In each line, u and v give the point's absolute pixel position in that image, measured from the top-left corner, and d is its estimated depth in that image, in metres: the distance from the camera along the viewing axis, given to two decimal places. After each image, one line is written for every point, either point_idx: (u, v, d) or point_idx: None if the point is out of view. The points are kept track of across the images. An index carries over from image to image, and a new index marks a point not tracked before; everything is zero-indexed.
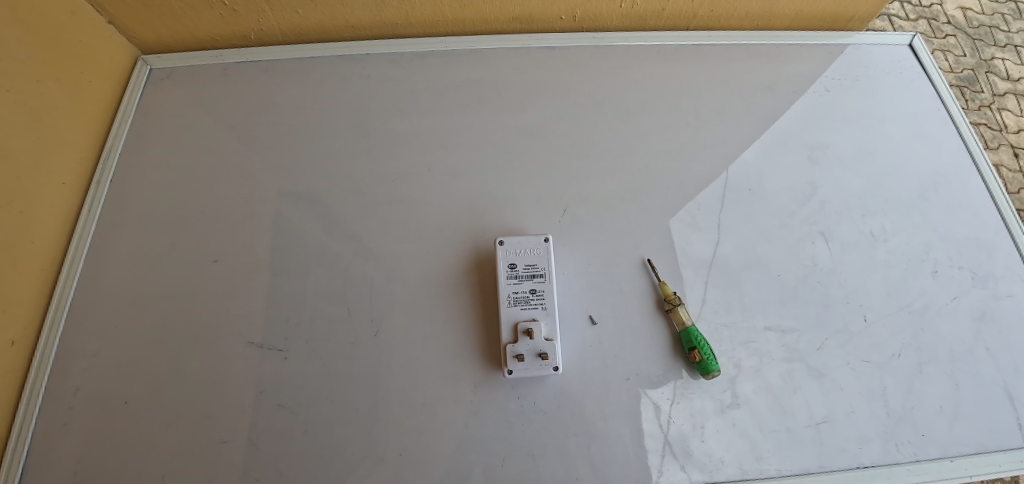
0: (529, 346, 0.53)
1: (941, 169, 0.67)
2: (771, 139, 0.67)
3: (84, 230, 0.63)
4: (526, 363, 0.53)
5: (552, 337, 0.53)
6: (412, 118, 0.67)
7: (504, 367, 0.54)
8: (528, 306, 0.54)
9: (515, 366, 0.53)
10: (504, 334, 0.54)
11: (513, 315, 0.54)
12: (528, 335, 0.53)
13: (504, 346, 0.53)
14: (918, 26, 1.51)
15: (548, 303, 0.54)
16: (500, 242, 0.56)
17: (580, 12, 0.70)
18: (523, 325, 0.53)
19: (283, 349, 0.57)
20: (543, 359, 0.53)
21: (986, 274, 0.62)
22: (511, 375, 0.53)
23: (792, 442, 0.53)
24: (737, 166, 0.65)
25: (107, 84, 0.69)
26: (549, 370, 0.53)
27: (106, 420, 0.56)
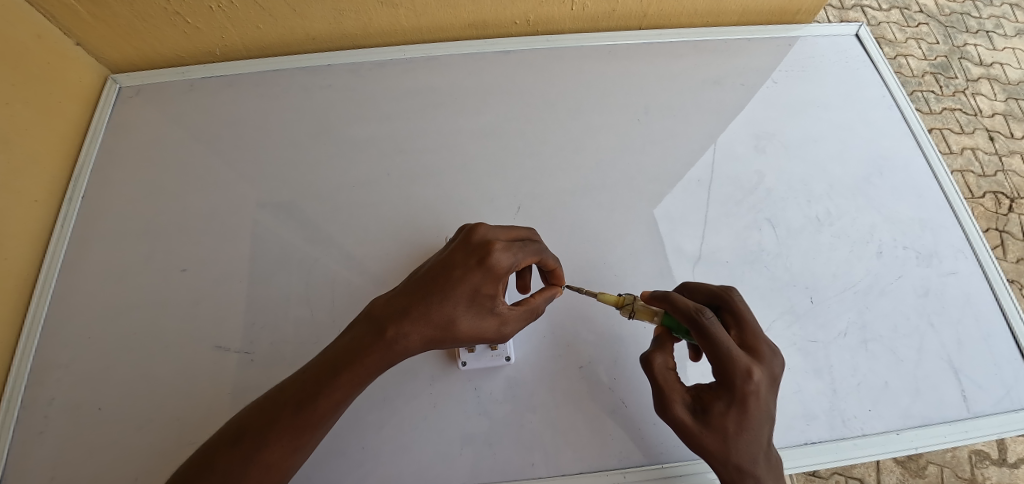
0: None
1: (886, 153, 0.70)
2: (733, 130, 0.69)
3: (57, 247, 0.65)
4: (478, 354, 0.55)
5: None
6: (372, 124, 0.69)
7: (457, 359, 0.55)
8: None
9: (467, 357, 0.55)
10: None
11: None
12: None
13: None
14: (891, 16, 1.54)
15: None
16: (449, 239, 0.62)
17: (532, 15, 0.73)
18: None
19: (248, 351, 0.59)
20: (494, 349, 0.55)
21: (930, 252, 0.64)
22: (465, 367, 0.55)
23: None
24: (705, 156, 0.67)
25: (77, 104, 0.72)
26: (501, 360, 0.55)
27: (78, 428, 0.57)
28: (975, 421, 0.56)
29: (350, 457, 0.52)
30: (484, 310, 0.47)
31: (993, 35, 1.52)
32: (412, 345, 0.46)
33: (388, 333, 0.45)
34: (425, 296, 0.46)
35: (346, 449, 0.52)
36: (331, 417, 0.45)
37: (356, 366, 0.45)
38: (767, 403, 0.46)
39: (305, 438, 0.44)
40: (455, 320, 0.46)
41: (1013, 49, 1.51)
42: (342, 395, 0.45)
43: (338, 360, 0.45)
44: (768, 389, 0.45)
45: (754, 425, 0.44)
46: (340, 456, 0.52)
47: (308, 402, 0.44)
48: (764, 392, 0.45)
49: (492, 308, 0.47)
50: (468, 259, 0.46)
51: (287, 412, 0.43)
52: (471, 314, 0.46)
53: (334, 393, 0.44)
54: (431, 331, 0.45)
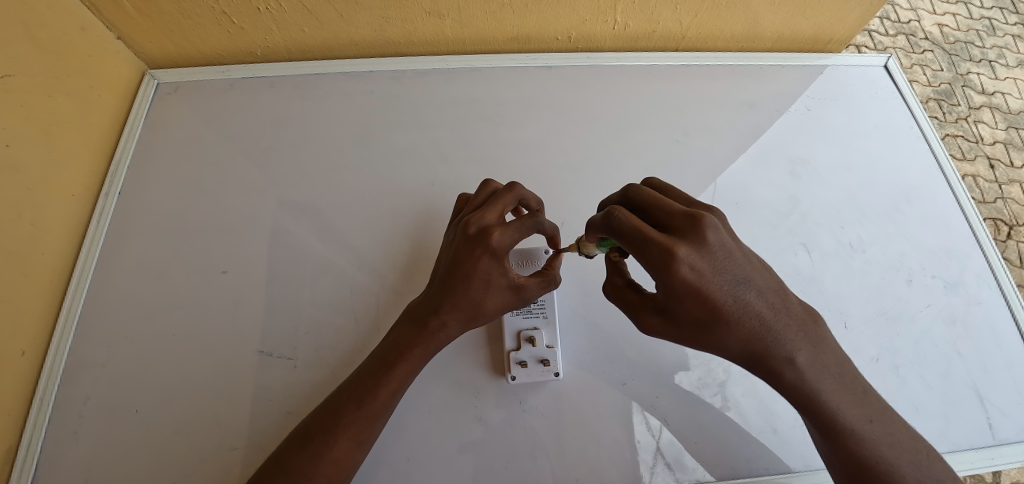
0: (531, 353, 0.56)
1: (915, 183, 0.72)
2: (755, 153, 0.71)
3: (93, 243, 0.65)
4: (528, 369, 0.56)
5: (552, 344, 0.57)
6: (415, 132, 0.70)
7: (506, 373, 0.56)
8: (529, 315, 0.58)
9: (517, 372, 0.56)
10: (507, 342, 0.57)
11: (516, 323, 0.57)
12: (529, 343, 0.57)
13: (506, 353, 0.56)
14: (897, 42, 1.57)
15: (547, 312, 0.58)
16: None
17: (575, 32, 0.75)
18: (525, 333, 0.57)
19: (290, 357, 0.59)
20: (545, 365, 0.56)
21: (957, 281, 0.65)
22: (514, 381, 0.56)
23: (778, 442, 0.56)
24: (722, 179, 0.69)
25: (115, 99, 0.71)
26: (551, 375, 0.56)
27: (115, 429, 0.56)
28: (1000, 448, 0.58)
29: (396, 467, 0.53)
30: (501, 289, 0.49)
31: (996, 65, 1.56)
32: (454, 330, 0.49)
33: (428, 327, 0.49)
34: (444, 291, 0.49)
35: (391, 458, 0.53)
36: (390, 407, 0.48)
37: (407, 357, 0.49)
38: (724, 274, 0.42)
39: (366, 431, 0.47)
40: (480, 301, 0.49)
41: (1015, 79, 1.54)
42: (398, 383, 0.48)
43: (385, 360, 0.49)
44: (708, 257, 0.41)
45: (721, 305, 0.42)
46: (386, 465, 0.53)
47: (366, 396, 0.47)
48: (705, 263, 0.41)
49: (509, 283, 0.49)
50: (468, 248, 0.48)
51: (349, 406, 0.47)
52: (491, 294, 0.49)
53: (389, 381, 0.48)
54: (465, 319, 0.49)
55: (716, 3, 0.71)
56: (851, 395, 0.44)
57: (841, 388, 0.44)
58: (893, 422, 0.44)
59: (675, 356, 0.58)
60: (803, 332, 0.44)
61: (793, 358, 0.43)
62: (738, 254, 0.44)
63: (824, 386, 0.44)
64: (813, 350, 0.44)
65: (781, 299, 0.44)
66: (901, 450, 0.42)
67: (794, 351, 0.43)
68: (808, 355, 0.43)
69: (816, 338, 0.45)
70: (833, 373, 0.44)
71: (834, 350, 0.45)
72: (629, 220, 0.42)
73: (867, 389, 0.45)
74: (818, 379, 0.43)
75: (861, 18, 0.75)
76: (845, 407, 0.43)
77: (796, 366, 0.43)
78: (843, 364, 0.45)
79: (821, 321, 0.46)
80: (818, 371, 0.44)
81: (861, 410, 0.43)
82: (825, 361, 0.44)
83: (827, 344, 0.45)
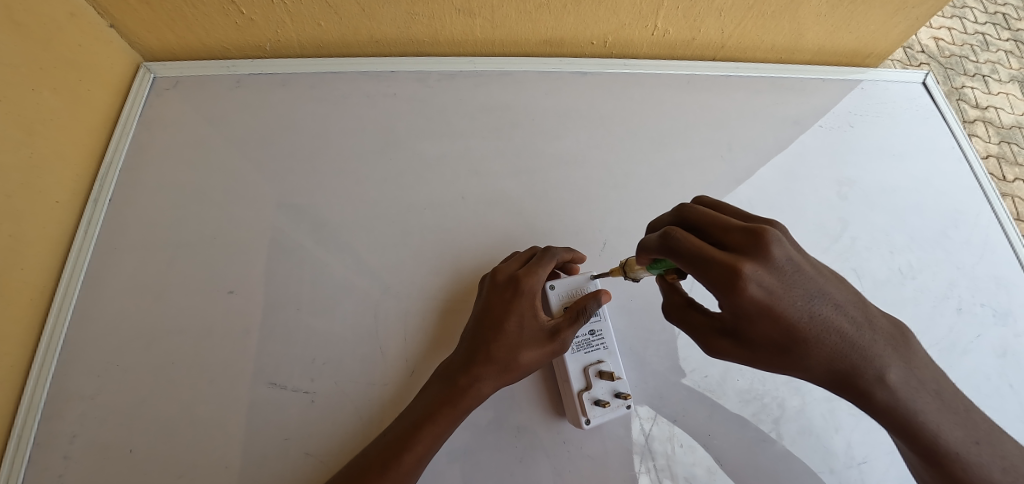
0: (605, 388, 0.51)
1: (961, 208, 0.70)
2: (778, 163, 0.68)
3: (80, 257, 0.58)
4: (604, 408, 0.51)
5: (621, 376, 0.52)
6: (444, 142, 0.65)
7: (580, 417, 0.50)
8: (591, 349, 0.52)
9: (593, 413, 0.50)
10: (575, 381, 0.51)
11: (580, 359, 0.51)
12: (599, 380, 0.51)
13: (578, 395, 0.50)
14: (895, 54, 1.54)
15: (608, 342, 0.53)
16: (551, 286, 0.53)
17: (611, 37, 0.70)
18: (592, 368, 0.51)
19: (309, 391, 0.54)
20: (620, 400, 0.51)
21: (1005, 310, 0.64)
22: (591, 424, 0.50)
23: (836, 482, 0.53)
24: (741, 189, 0.66)
25: (107, 93, 0.63)
26: (626, 409, 0.52)
27: (109, 472, 0.50)
28: None
29: None
30: (534, 334, 0.48)
31: (988, 80, 1.55)
32: (489, 384, 0.48)
33: (461, 383, 0.48)
34: (473, 345, 0.49)
35: None
36: (417, 472, 0.46)
37: (437, 418, 0.47)
38: (801, 293, 0.37)
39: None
40: (513, 348, 0.48)
41: (1007, 94, 1.54)
42: (425, 447, 0.46)
43: (412, 422, 0.47)
44: (782, 275, 0.36)
45: (801, 327, 0.37)
46: None
47: (391, 461, 0.45)
48: (780, 282, 0.36)
49: (541, 326, 0.49)
50: (492, 299, 0.51)
51: (372, 472, 0.44)
52: (524, 340, 0.48)
53: (415, 446, 0.45)
54: (501, 369, 0.47)
55: (763, 11, 0.68)
56: (950, 414, 0.39)
57: (941, 408, 0.39)
58: (998, 440, 0.39)
59: (727, 392, 0.55)
60: (892, 345, 0.39)
61: (885, 378, 0.38)
62: (811, 266, 0.38)
63: (922, 405, 0.38)
64: (906, 367, 0.39)
65: (863, 311, 0.39)
66: (1011, 470, 0.38)
67: (886, 369, 0.38)
68: (902, 372, 0.38)
69: (908, 352, 0.39)
70: (930, 390, 0.39)
71: (929, 364, 0.40)
72: (689, 240, 0.37)
73: (966, 404, 0.40)
74: (914, 399, 0.38)
75: (906, 32, 0.73)
76: (947, 428, 0.38)
77: (891, 387, 0.38)
78: (940, 379, 0.39)
79: (908, 331, 0.40)
80: (915, 390, 0.38)
81: (964, 430, 0.38)
82: (921, 379, 0.39)
83: (920, 358, 0.39)
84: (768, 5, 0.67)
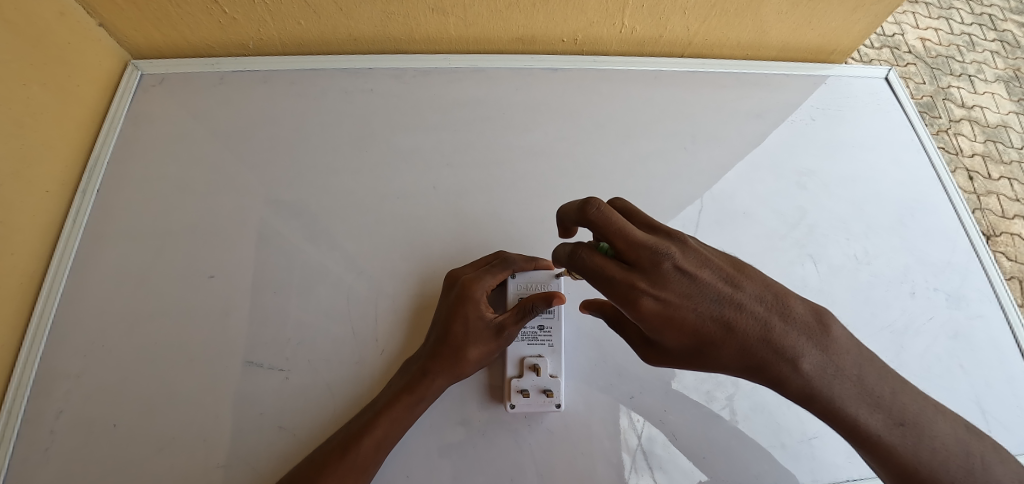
0: (535, 382, 0.55)
1: (919, 197, 0.72)
2: (748, 160, 0.71)
3: (68, 244, 0.60)
4: (529, 399, 0.54)
5: (556, 374, 0.55)
6: (419, 135, 0.68)
7: (506, 400, 0.55)
8: (534, 342, 0.56)
9: (517, 401, 0.54)
10: (510, 368, 0.55)
11: (519, 349, 0.56)
12: (533, 371, 0.55)
13: (508, 380, 0.55)
14: (880, 54, 1.57)
15: (554, 339, 0.56)
16: (511, 275, 0.56)
17: (581, 35, 0.73)
18: (529, 360, 0.55)
19: (283, 369, 0.56)
20: (547, 396, 0.55)
21: (959, 295, 0.66)
22: (513, 409, 0.54)
23: (786, 456, 0.56)
24: (718, 187, 0.69)
25: (96, 89, 0.66)
26: (551, 406, 0.55)
27: (92, 445, 0.53)
28: None
29: None
30: (479, 331, 0.52)
31: (975, 79, 1.56)
32: (439, 380, 0.51)
33: (415, 378, 0.52)
34: (427, 346, 0.54)
35: (390, 476, 0.52)
36: (378, 456, 0.49)
37: (394, 405, 0.50)
38: (702, 298, 0.40)
39: (356, 478, 0.47)
40: (460, 347, 0.52)
41: (993, 94, 1.54)
42: (383, 432, 0.49)
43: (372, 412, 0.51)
44: (679, 283, 0.39)
45: (708, 329, 0.40)
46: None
47: (351, 443, 0.48)
48: (678, 292, 0.39)
49: (487, 323, 0.52)
50: (444, 304, 0.55)
51: (335, 455, 0.48)
52: (470, 338, 0.52)
53: (374, 429, 0.49)
54: (449, 365, 0.51)
55: (726, 9, 0.70)
56: (872, 398, 0.39)
57: (863, 393, 0.39)
58: (928, 419, 0.39)
59: (685, 370, 0.58)
60: (807, 334, 0.40)
61: (800, 367, 0.39)
62: (711, 270, 0.41)
63: (842, 391, 0.39)
64: (824, 354, 0.39)
65: (774, 303, 0.40)
66: (937, 448, 0.38)
67: (801, 358, 0.39)
68: (817, 359, 0.39)
69: (826, 339, 0.39)
70: (850, 376, 0.39)
71: (852, 348, 0.40)
72: (593, 260, 0.40)
73: (894, 386, 0.40)
74: (833, 386, 0.39)
75: (867, 29, 0.76)
76: (869, 413, 0.39)
77: (808, 376, 0.39)
78: (863, 362, 0.40)
79: (829, 317, 0.41)
80: (834, 377, 0.39)
81: (887, 413, 0.39)
82: (841, 365, 0.39)
83: (838, 344, 0.40)
84: (730, 3, 0.69)
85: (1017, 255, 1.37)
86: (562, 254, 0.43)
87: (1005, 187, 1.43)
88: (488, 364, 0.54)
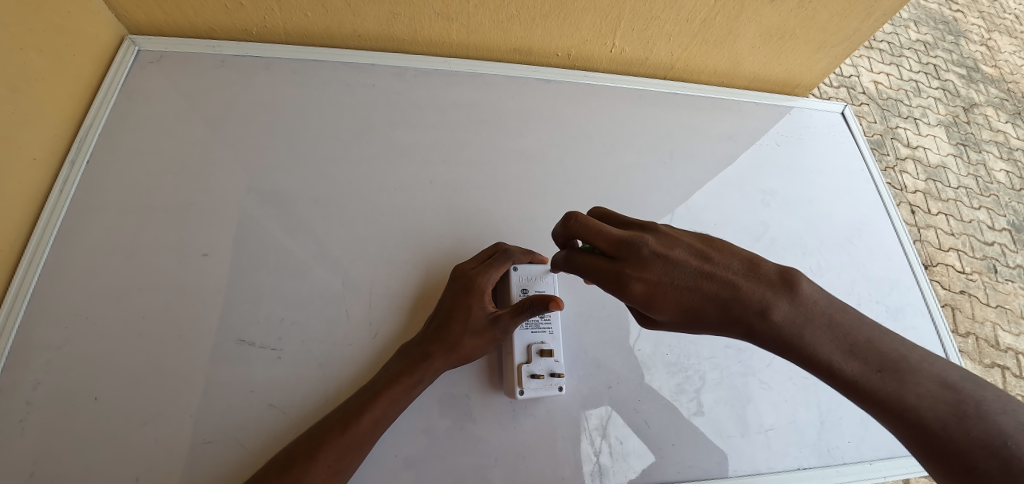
0: (543, 366, 0.58)
1: (866, 219, 0.81)
2: (716, 178, 0.77)
3: (53, 214, 0.59)
4: (538, 383, 0.57)
5: (559, 359, 0.59)
6: (418, 131, 0.71)
7: (516, 387, 0.57)
8: (538, 330, 0.59)
9: (528, 385, 0.57)
10: (519, 356, 0.57)
11: (526, 337, 0.58)
12: (541, 356, 0.58)
13: (518, 367, 0.57)
14: (837, 92, 1.72)
15: (555, 327, 0.60)
16: (514, 268, 0.59)
17: (574, 51, 0.78)
18: (537, 347, 0.58)
19: (275, 348, 0.58)
20: (553, 379, 0.58)
21: (897, 308, 0.75)
22: (523, 395, 0.57)
23: (745, 446, 0.62)
24: (683, 206, 0.74)
25: (91, 61, 0.66)
26: (556, 389, 0.58)
27: (71, 418, 0.52)
28: None
29: (382, 463, 0.53)
30: (476, 320, 0.55)
31: (919, 122, 1.72)
32: (433, 363, 0.54)
33: (413, 361, 0.54)
34: (426, 328, 0.57)
35: (381, 456, 0.54)
36: (374, 434, 0.50)
37: (393, 385, 0.52)
38: (680, 271, 0.43)
39: (352, 453, 0.49)
40: (455, 333, 0.54)
41: (934, 136, 1.71)
42: (382, 410, 0.51)
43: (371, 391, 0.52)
44: (662, 262, 0.43)
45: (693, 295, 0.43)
46: (374, 461, 0.53)
47: (351, 420, 0.50)
48: (662, 265, 0.43)
49: (483, 313, 0.55)
50: (448, 291, 0.58)
51: (336, 428, 0.49)
52: (466, 326, 0.55)
53: (374, 407, 0.51)
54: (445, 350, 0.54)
55: (706, 39, 0.77)
56: (849, 345, 0.40)
57: (839, 340, 0.41)
58: (913, 365, 0.40)
59: (656, 365, 0.63)
60: (777, 286, 0.42)
61: (768, 314, 0.41)
62: (681, 248, 0.45)
63: (815, 338, 0.41)
64: (795, 305, 0.41)
65: (744, 268, 0.43)
66: (923, 395, 0.38)
67: (772, 306, 0.41)
68: (786, 309, 0.41)
69: (795, 292, 0.42)
70: (822, 323, 0.41)
71: (824, 298, 0.42)
72: (584, 222, 0.46)
73: (870, 335, 0.41)
74: (804, 333, 0.41)
75: (827, 68, 0.85)
76: (844, 359, 0.40)
77: (779, 324, 0.41)
78: (835, 312, 0.42)
79: (798, 274, 0.43)
80: (807, 324, 0.41)
81: (865, 361, 0.40)
82: (812, 313, 0.41)
83: (808, 295, 0.42)
84: (710, 34, 0.76)
85: (950, 284, 1.50)
86: (559, 261, 0.49)
87: (941, 222, 1.58)
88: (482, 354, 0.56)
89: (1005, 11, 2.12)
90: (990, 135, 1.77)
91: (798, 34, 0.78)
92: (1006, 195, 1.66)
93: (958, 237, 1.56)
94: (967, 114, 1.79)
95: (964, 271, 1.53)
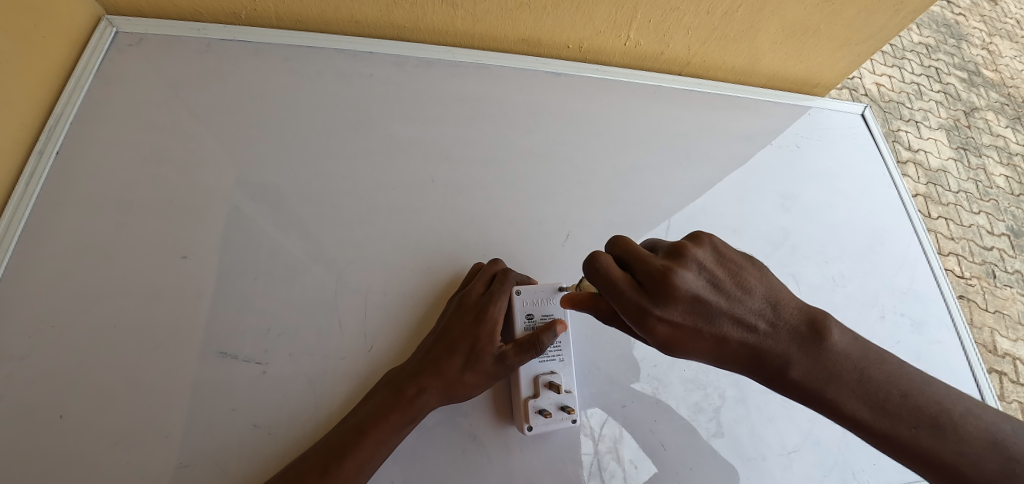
0: (552, 399, 0.53)
1: (888, 227, 0.77)
2: (734, 181, 0.73)
3: (18, 211, 0.54)
4: (548, 418, 0.53)
5: (570, 389, 0.54)
6: (419, 126, 0.66)
7: (523, 422, 0.53)
8: (546, 359, 0.54)
9: (536, 421, 0.52)
10: (525, 389, 0.53)
11: (533, 368, 0.53)
12: (550, 388, 0.53)
13: (525, 401, 0.52)
14: (841, 94, 1.68)
15: (564, 354, 0.55)
16: (517, 291, 0.54)
17: (586, 43, 0.73)
18: (544, 378, 0.53)
19: (262, 361, 0.53)
20: (565, 412, 0.53)
21: (921, 322, 0.72)
22: (531, 431, 0.52)
23: (766, 469, 0.58)
24: (693, 208, 0.70)
25: (63, 43, 0.60)
26: (568, 422, 0.54)
27: (34, 438, 0.47)
28: None
29: None
30: (481, 356, 0.50)
31: (922, 125, 1.70)
32: (425, 402, 0.49)
33: (402, 398, 0.48)
34: (422, 357, 0.51)
35: (378, 481, 0.49)
36: (360, 478, 0.45)
37: (381, 425, 0.47)
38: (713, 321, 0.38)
39: (344, 483, 0.44)
40: (456, 371, 0.49)
41: (937, 140, 1.68)
42: (369, 453, 0.46)
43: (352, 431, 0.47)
44: (693, 308, 0.37)
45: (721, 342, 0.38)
46: None
47: (334, 464, 0.45)
48: (693, 314, 0.37)
49: (489, 349, 0.50)
50: (452, 318, 0.52)
51: (330, 457, 0.45)
52: (469, 362, 0.50)
53: (357, 450, 0.45)
54: (442, 387, 0.49)
55: (726, 34, 0.73)
56: (877, 400, 0.37)
57: (867, 395, 0.37)
58: (956, 418, 0.36)
59: (674, 381, 0.59)
60: (803, 337, 0.38)
61: (790, 371, 0.38)
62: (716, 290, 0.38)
63: (837, 393, 0.37)
64: (834, 351, 0.38)
65: (774, 314, 0.38)
66: (965, 452, 0.35)
67: (791, 364, 0.37)
68: (807, 366, 0.37)
69: (822, 343, 0.37)
70: (848, 377, 0.37)
71: (852, 350, 0.38)
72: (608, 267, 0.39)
73: (904, 387, 0.37)
74: (827, 388, 0.37)
75: (848, 67, 0.81)
76: (871, 414, 0.37)
77: (799, 379, 0.38)
78: (864, 363, 0.37)
79: (828, 319, 0.38)
80: (831, 381, 0.37)
81: (896, 416, 0.37)
82: (837, 366, 0.37)
83: (837, 346, 0.37)
84: (731, 28, 0.72)
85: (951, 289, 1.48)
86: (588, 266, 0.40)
87: (943, 226, 1.56)
88: (477, 392, 0.51)
89: (1007, 14, 2.10)
90: (992, 139, 1.75)
91: (823, 30, 0.74)
92: (1007, 200, 1.65)
93: (958, 242, 1.54)
94: (970, 118, 1.77)
95: (965, 276, 1.51)
